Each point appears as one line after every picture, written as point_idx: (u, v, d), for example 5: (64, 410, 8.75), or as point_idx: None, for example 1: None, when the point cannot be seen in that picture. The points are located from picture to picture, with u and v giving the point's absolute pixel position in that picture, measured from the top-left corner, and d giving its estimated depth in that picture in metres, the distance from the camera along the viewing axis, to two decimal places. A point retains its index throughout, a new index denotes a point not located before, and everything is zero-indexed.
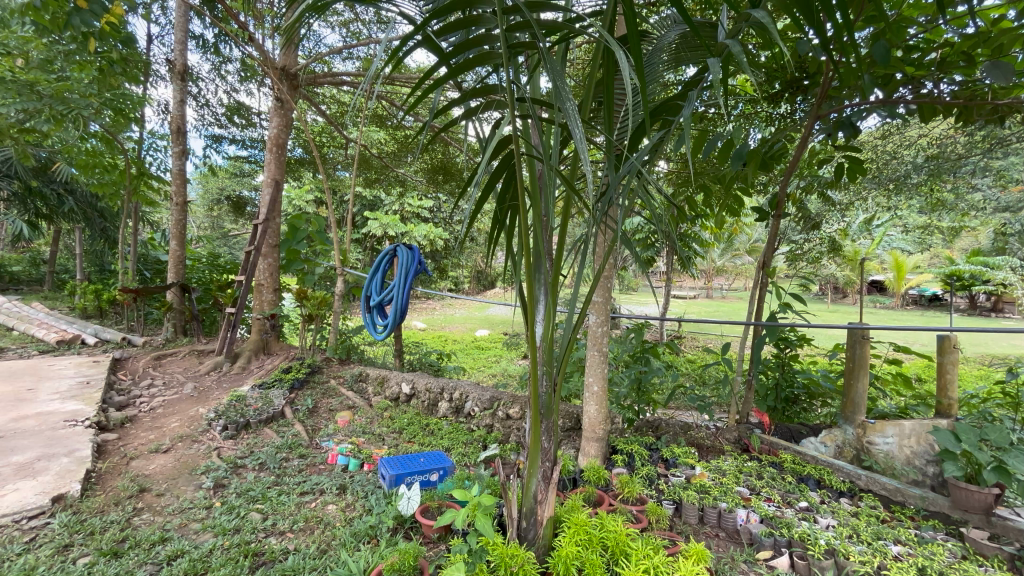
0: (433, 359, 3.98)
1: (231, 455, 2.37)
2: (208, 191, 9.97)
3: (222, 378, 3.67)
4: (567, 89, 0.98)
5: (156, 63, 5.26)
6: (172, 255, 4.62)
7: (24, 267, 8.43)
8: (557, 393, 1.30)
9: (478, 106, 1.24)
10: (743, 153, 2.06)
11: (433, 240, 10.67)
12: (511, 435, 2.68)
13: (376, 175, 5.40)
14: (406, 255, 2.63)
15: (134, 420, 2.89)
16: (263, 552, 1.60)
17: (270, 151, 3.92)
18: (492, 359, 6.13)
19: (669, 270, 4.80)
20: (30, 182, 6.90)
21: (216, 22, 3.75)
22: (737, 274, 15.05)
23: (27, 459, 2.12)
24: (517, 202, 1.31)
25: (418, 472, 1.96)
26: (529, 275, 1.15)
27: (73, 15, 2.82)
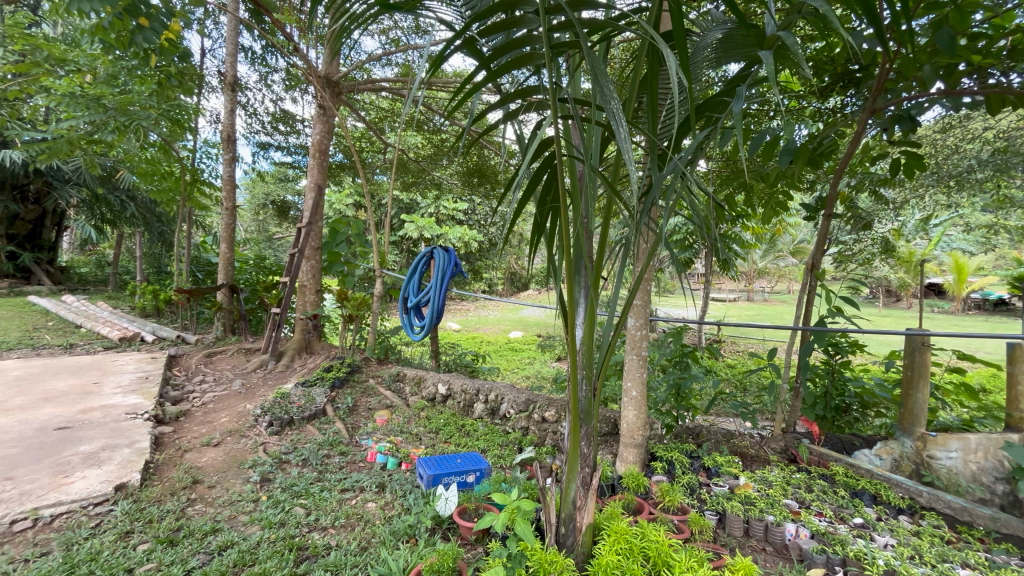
0: (469, 360, 4.01)
1: (277, 450, 2.46)
2: (255, 196, 10.44)
3: (268, 375, 3.82)
4: (610, 88, 0.95)
5: (209, 76, 5.55)
6: (222, 258, 4.85)
7: (92, 269, 9.09)
8: (597, 399, 1.27)
9: (518, 108, 1.23)
10: (792, 149, 1.96)
11: (468, 242, 10.80)
12: (547, 439, 2.65)
13: (413, 179, 5.50)
14: (443, 257, 2.66)
15: (187, 414, 3.05)
16: (307, 547, 1.64)
17: (313, 157, 4.05)
18: (526, 361, 6.12)
19: (709, 272, 4.66)
20: (97, 189, 7.58)
21: (264, 35, 3.92)
22: (780, 276, 14.48)
23: (93, 448, 2.26)
24: (557, 206, 1.29)
25: (456, 472, 1.98)
26: (569, 277, 1.13)
27: (136, 33, 3.02)
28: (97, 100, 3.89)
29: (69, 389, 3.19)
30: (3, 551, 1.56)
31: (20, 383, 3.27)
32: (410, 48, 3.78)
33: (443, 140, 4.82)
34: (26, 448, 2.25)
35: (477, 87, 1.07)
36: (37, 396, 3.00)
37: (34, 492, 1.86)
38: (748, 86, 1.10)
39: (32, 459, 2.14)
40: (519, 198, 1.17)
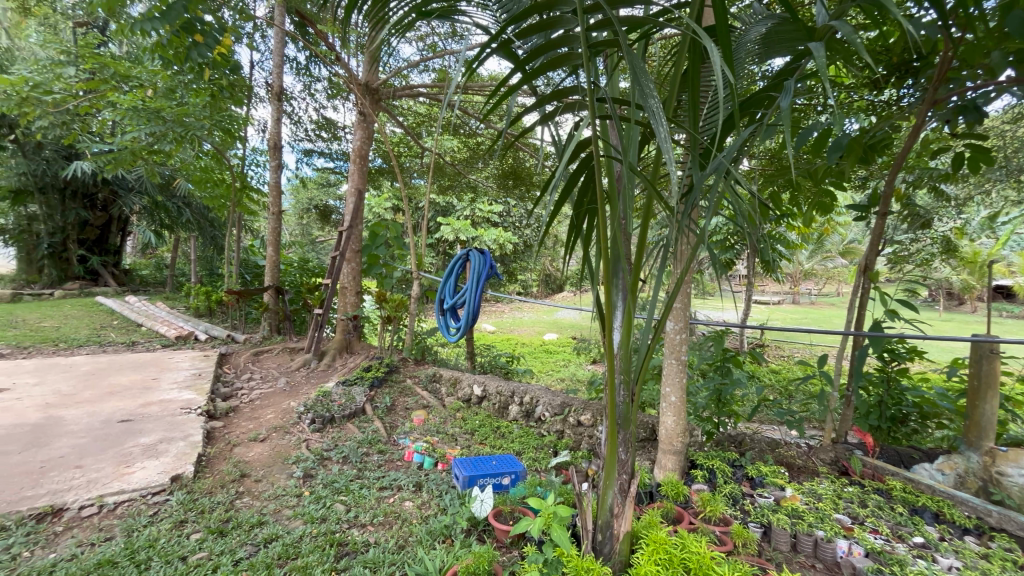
0: (504, 361, 4.02)
1: (318, 447, 2.54)
2: (300, 201, 10.86)
3: (310, 374, 3.95)
4: (650, 86, 0.93)
5: (257, 87, 5.81)
6: (268, 261, 5.06)
7: (152, 271, 9.70)
8: (635, 404, 1.24)
9: (554, 110, 1.22)
10: (843, 143, 1.84)
11: (503, 244, 10.85)
12: (583, 443, 2.62)
13: (449, 182, 5.58)
14: (478, 259, 2.68)
15: (236, 410, 3.19)
16: (347, 543, 1.68)
17: (354, 162, 4.16)
18: (561, 364, 6.09)
19: (751, 273, 4.49)
20: (157, 197, 8.04)
21: (308, 47, 4.08)
22: (829, 278, 13.79)
23: (152, 441, 2.40)
24: (595, 207, 1.27)
25: (491, 475, 1.98)
26: (606, 278, 1.10)
27: (192, 49, 3.21)
28: (156, 113, 4.14)
29: (131, 384, 3.41)
30: (73, 535, 1.67)
31: (89, 377, 3.52)
32: (447, 53, 3.83)
33: (479, 144, 4.87)
34: (93, 439, 2.41)
35: (514, 90, 1.07)
36: (103, 390, 3.21)
37: (100, 480, 1.99)
38: (796, 81, 1.06)
39: (98, 449, 2.29)
40: (555, 200, 1.15)
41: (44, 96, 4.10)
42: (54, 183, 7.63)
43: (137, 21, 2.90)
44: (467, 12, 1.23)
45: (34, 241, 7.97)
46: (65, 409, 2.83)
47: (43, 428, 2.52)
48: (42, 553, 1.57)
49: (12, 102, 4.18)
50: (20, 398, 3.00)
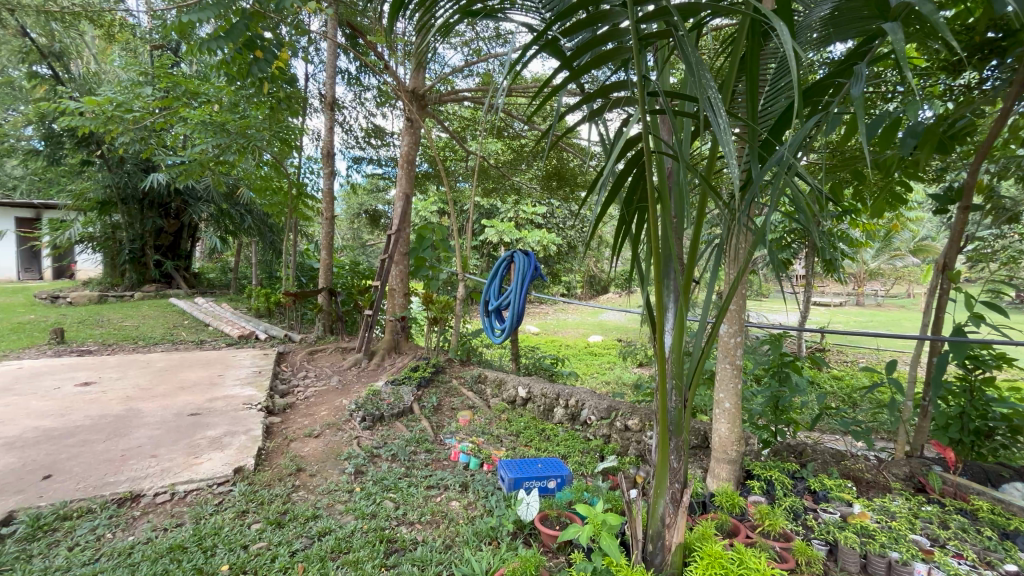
0: (548, 363, 4.00)
1: (369, 444, 2.62)
2: (351, 206, 11.29)
3: (361, 373, 4.08)
4: (707, 77, 0.89)
5: (311, 98, 6.08)
6: (322, 265, 5.27)
7: (218, 275, 10.41)
8: (688, 410, 1.19)
9: (601, 107, 1.19)
10: (918, 130, 1.69)
11: (547, 245, 10.83)
12: (631, 448, 2.54)
13: (493, 184, 5.63)
14: (522, 261, 2.67)
15: (293, 407, 3.35)
16: (396, 540, 1.72)
17: (401, 167, 4.26)
18: (605, 367, 5.99)
19: (810, 273, 4.24)
20: (223, 205, 8.59)
21: (359, 57, 4.23)
22: (898, 278, 12.82)
23: (218, 434, 2.56)
24: (644, 206, 1.23)
25: (536, 478, 1.97)
26: (657, 277, 1.06)
27: (254, 65, 3.43)
28: (222, 126, 4.42)
29: (200, 380, 3.65)
30: (148, 519, 1.80)
31: (163, 373, 3.80)
32: (491, 57, 3.85)
33: (523, 146, 4.89)
34: (165, 431, 2.59)
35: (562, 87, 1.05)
36: (175, 385, 3.46)
37: (171, 469, 2.13)
38: (868, 64, 0.98)
39: (170, 440, 2.46)
40: (603, 200, 1.12)
41: (126, 115, 4.46)
42: (134, 194, 8.31)
43: (204, 41, 3.11)
44: (511, 14, 1.23)
45: (117, 248, 8.74)
46: (142, 402, 3.07)
47: (124, 419, 2.73)
48: (122, 535, 1.70)
49: (99, 121, 4.59)
50: (105, 391, 3.29)
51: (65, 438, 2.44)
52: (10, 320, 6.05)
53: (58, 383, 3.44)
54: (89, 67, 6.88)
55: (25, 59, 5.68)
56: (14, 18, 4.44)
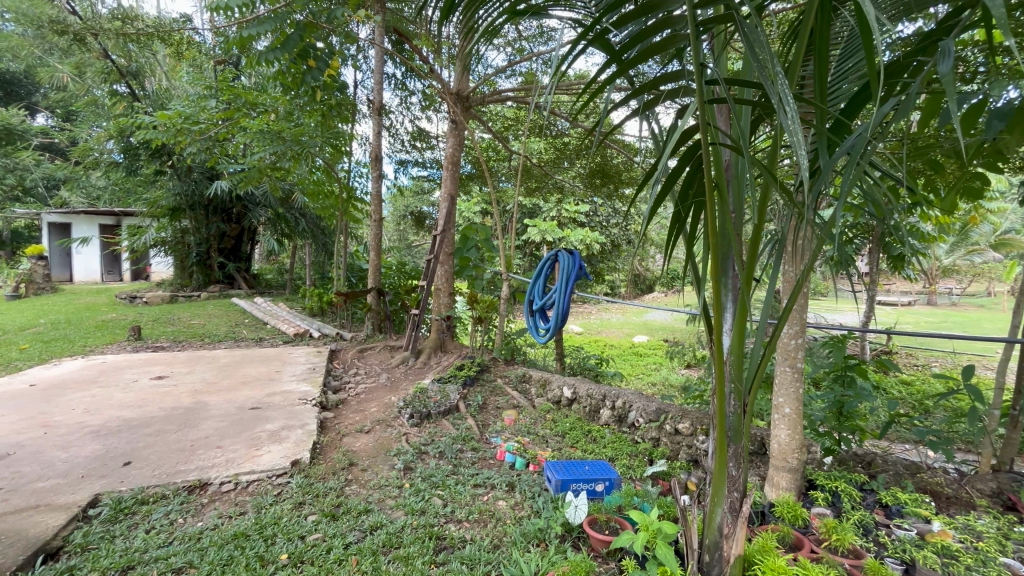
0: (593, 364, 3.94)
1: (416, 441, 2.67)
2: (398, 208, 11.60)
3: (408, 371, 4.17)
4: (773, 59, 0.83)
5: (360, 104, 6.28)
6: (371, 266, 5.43)
7: (275, 276, 11.00)
8: (748, 416, 1.12)
9: (653, 99, 1.14)
10: (1009, 110, 1.50)
11: (590, 244, 10.71)
12: (681, 453, 2.46)
13: (536, 184, 5.62)
14: (567, 260, 2.63)
15: (345, 403, 3.47)
16: (444, 537, 1.74)
17: (446, 168, 4.30)
18: (652, 368, 5.84)
19: (875, 270, 3.95)
20: (279, 209, 9.04)
21: (406, 62, 4.32)
22: (977, 275, 11.78)
23: (276, 428, 2.69)
24: (702, 201, 1.17)
25: (584, 480, 1.95)
26: (715, 275, 1.00)
27: (307, 74, 3.60)
28: (278, 134, 4.63)
29: (259, 375, 3.85)
30: (215, 507, 1.92)
31: (227, 369, 4.04)
32: (536, 55, 3.82)
33: (566, 144, 4.85)
34: (229, 423, 2.75)
35: (614, 84, 1.01)
36: (237, 380, 3.67)
37: (235, 460, 2.26)
38: (956, 38, 0.89)
39: (233, 432, 2.61)
40: (659, 196, 1.07)
41: (193, 127, 4.77)
42: (200, 201, 8.89)
43: (263, 53, 3.27)
44: (555, 12, 1.20)
45: (186, 251, 9.39)
46: (208, 395, 3.27)
47: (193, 412, 2.92)
48: (192, 521, 1.81)
49: (170, 133, 4.94)
50: (176, 384, 3.53)
51: (141, 428, 2.64)
52: (95, 318, 6.63)
53: (136, 377, 3.73)
54: (161, 83, 7.42)
55: (107, 79, 6.20)
56: (98, 42, 4.85)
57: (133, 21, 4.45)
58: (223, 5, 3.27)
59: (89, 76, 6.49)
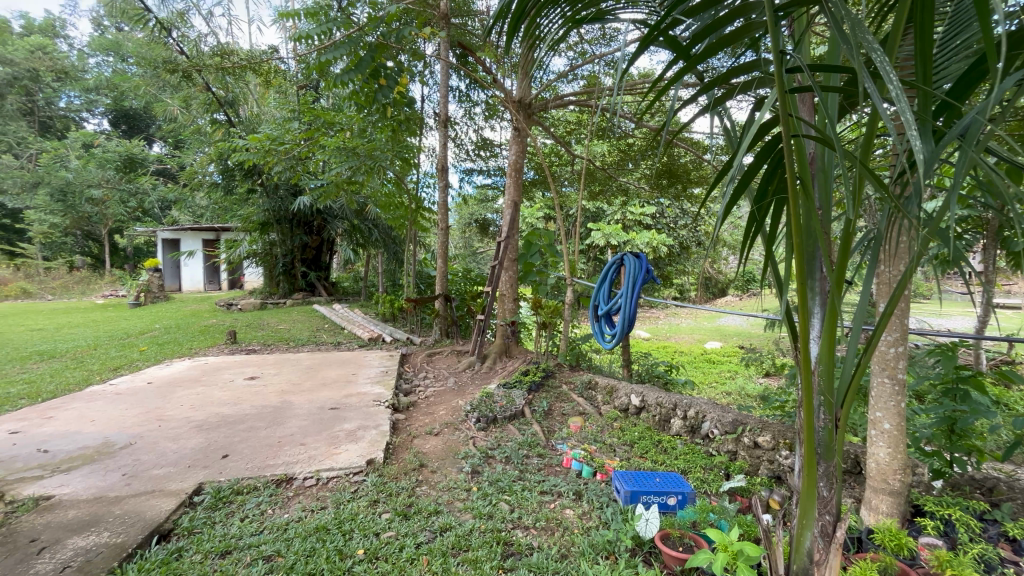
0: (663, 370, 3.79)
1: (483, 445, 2.70)
2: (463, 217, 11.92)
3: (475, 375, 4.25)
4: (867, 34, 0.75)
5: (427, 117, 6.54)
6: (438, 273, 5.59)
7: (352, 283, 11.71)
8: (841, 431, 1.02)
9: (725, 94, 1.08)
10: None
11: (657, 247, 10.40)
12: (762, 469, 2.28)
13: (600, 187, 5.56)
14: (633, 264, 2.54)
15: (415, 405, 3.60)
16: (512, 543, 1.74)
17: (510, 176, 4.33)
18: (726, 376, 5.53)
19: (993, 268, 3.47)
20: (355, 221, 9.62)
21: (469, 73, 4.44)
22: None
23: (353, 427, 2.84)
24: (783, 199, 1.09)
25: (656, 493, 1.88)
26: (800, 277, 0.92)
27: (379, 92, 3.82)
28: (353, 150, 4.92)
29: (337, 377, 4.09)
30: (299, 500, 2.05)
31: (309, 370, 4.34)
32: (598, 56, 3.76)
33: (631, 145, 4.76)
34: (312, 422, 2.94)
35: (682, 80, 0.97)
36: (318, 382, 3.93)
37: (316, 457, 2.41)
38: None
39: (315, 430, 2.79)
40: (734, 194, 1.00)
41: (279, 148, 5.21)
42: (286, 215, 9.68)
43: (339, 75, 3.53)
44: (621, 14, 1.19)
45: (274, 262, 10.24)
46: (293, 396, 3.52)
47: (280, 410, 3.16)
48: (279, 512, 1.95)
49: (260, 154, 5.43)
50: (266, 385, 3.83)
51: (237, 424, 2.90)
52: (199, 323, 7.43)
53: (233, 377, 4.11)
54: (253, 110, 8.16)
55: (209, 109, 6.94)
56: (202, 77, 5.45)
57: (229, 56, 4.96)
58: (305, 34, 3.54)
59: (194, 108, 7.29)
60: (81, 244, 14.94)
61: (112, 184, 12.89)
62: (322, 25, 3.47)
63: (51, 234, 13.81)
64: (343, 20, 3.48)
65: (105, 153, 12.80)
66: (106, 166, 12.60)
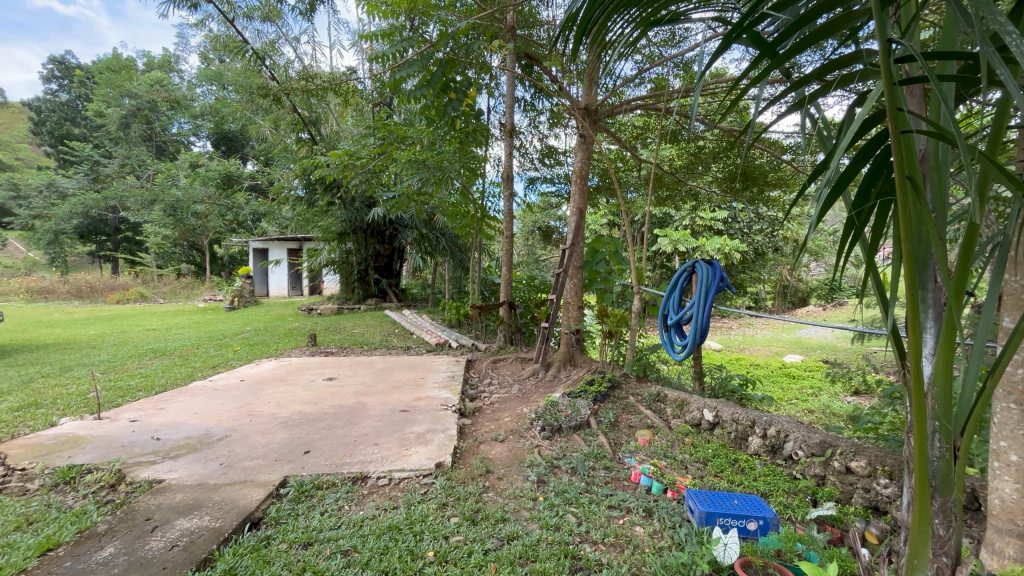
0: (738, 385, 3.57)
1: (549, 454, 2.68)
2: (526, 224, 12.01)
3: (539, 383, 4.24)
4: (997, 17, 0.67)
5: (493, 128, 6.67)
6: (502, 280, 5.66)
7: (420, 290, 12.19)
8: (961, 463, 0.90)
9: (820, 90, 1.00)
10: None
11: (729, 253, 9.88)
12: (856, 498, 2.05)
13: (669, 192, 5.39)
14: (706, 271, 2.42)
15: (481, 411, 3.65)
16: (581, 557, 1.70)
17: (575, 184, 4.29)
18: (808, 393, 5.09)
19: None
20: (423, 230, 10.00)
21: (535, 83, 4.47)
22: None
23: (423, 431, 2.93)
24: (888, 202, 0.98)
25: (734, 516, 1.77)
26: (910, 290, 0.81)
27: (449, 105, 3.96)
28: (423, 162, 5.12)
29: (407, 381, 4.25)
30: (373, 498, 2.14)
31: (382, 373, 4.55)
32: (668, 58, 3.64)
33: (702, 148, 4.56)
34: (384, 423, 3.07)
35: (766, 80, 0.91)
36: (390, 385, 4.10)
37: (389, 457, 2.51)
38: None
39: (387, 431, 2.91)
40: (830, 197, 0.91)
41: (356, 163, 5.55)
42: (361, 225, 10.29)
43: (412, 91, 3.69)
44: (694, 15, 1.15)
45: (349, 269, 10.88)
46: (367, 397, 3.71)
47: (355, 411, 3.33)
48: (355, 509, 2.05)
49: (339, 169, 5.80)
50: (343, 386, 4.07)
51: (318, 422, 3.09)
52: (284, 326, 8.04)
53: (313, 377, 4.40)
54: (333, 128, 8.73)
55: (295, 128, 7.54)
56: (289, 100, 5.92)
57: (313, 79, 5.36)
58: (382, 54, 3.74)
59: (283, 128, 7.94)
60: (187, 253, 16.75)
61: (214, 199, 14.36)
62: (397, 45, 3.65)
63: (164, 245, 15.61)
64: (417, 39, 3.62)
65: (208, 172, 14.28)
66: (208, 184, 14.03)
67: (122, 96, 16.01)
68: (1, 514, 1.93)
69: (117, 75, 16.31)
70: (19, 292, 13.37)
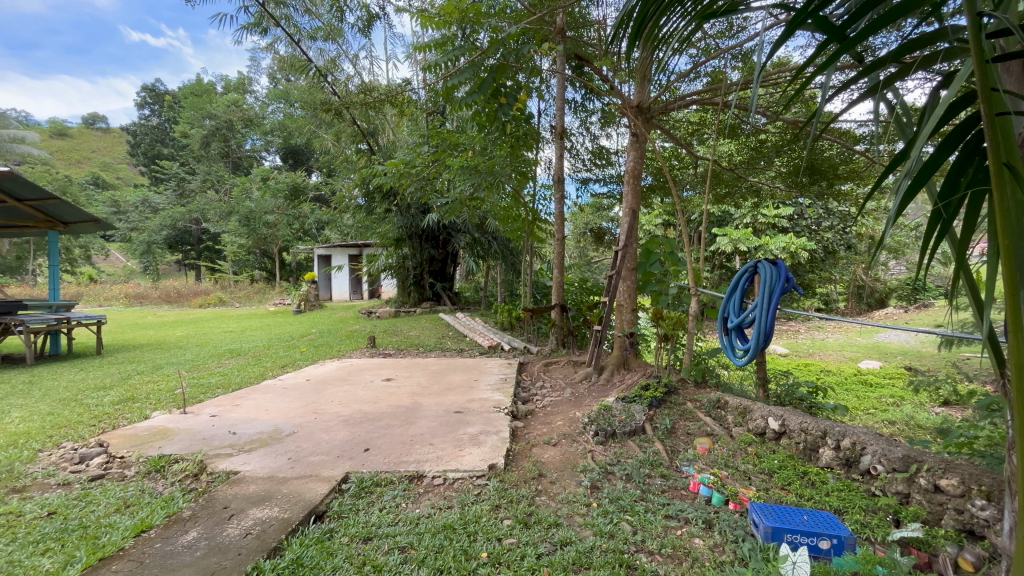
0: (807, 393, 3.33)
1: (603, 460, 2.64)
2: (578, 225, 11.91)
3: (592, 387, 4.18)
4: None
5: (543, 130, 6.66)
6: (554, 282, 5.62)
7: (472, 293, 12.38)
8: None
9: (898, 72, 0.92)
10: None
11: (795, 252, 9.30)
12: (947, 520, 1.85)
13: (728, 189, 5.15)
14: (768, 271, 2.30)
15: (533, 413, 3.65)
16: (636, 567, 1.66)
17: (628, 184, 4.19)
18: (888, 402, 4.69)
19: None
20: (476, 233, 10.16)
21: (585, 82, 4.43)
22: None
23: (476, 432, 2.97)
24: (982, 191, 0.89)
25: (805, 533, 1.66)
26: (1009, 290, 0.71)
27: (500, 110, 4.00)
28: (475, 167, 5.18)
29: (461, 383, 4.33)
30: (429, 497, 2.19)
31: (437, 375, 4.66)
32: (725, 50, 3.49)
33: (763, 142, 4.32)
34: (438, 424, 3.14)
35: (835, 65, 0.84)
36: (444, 386, 4.19)
37: (443, 457, 2.56)
38: None
39: (442, 432, 2.98)
40: (910, 189, 0.82)
41: (411, 170, 5.75)
42: (416, 231, 10.64)
43: (463, 98, 3.76)
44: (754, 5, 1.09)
45: (406, 274, 11.25)
46: (423, 398, 3.81)
47: (411, 411, 3.43)
48: (412, 506, 2.11)
49: (395, 178, 6.01)
50: (400, 387, 4.20)
51: (377, 421, 3.21)
52: (345, 329, 8.41)
53: (373, 378, 4.58)
54: (390, 137, 9.06)
55: (355, 139, 7.92)
56: (349, 113, 6.22)
57: (370, 93, 5.62)
58: (434, 63, 3.84)
59: (344, 140, 8.35)
60: (260, 260, 18.01)
61: (283, 210, 15.35)
62: (449, 53, 3.74)
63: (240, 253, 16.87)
64: (468, 46, 3.69)
65: (277, 184, 15.29)
66: (278, 195, 15.00)
67: (203, 117, 17.52)
68: (104, 497, 2.16)
69: (199, 98, 17.85)
70: (120, 298, 14.90)
